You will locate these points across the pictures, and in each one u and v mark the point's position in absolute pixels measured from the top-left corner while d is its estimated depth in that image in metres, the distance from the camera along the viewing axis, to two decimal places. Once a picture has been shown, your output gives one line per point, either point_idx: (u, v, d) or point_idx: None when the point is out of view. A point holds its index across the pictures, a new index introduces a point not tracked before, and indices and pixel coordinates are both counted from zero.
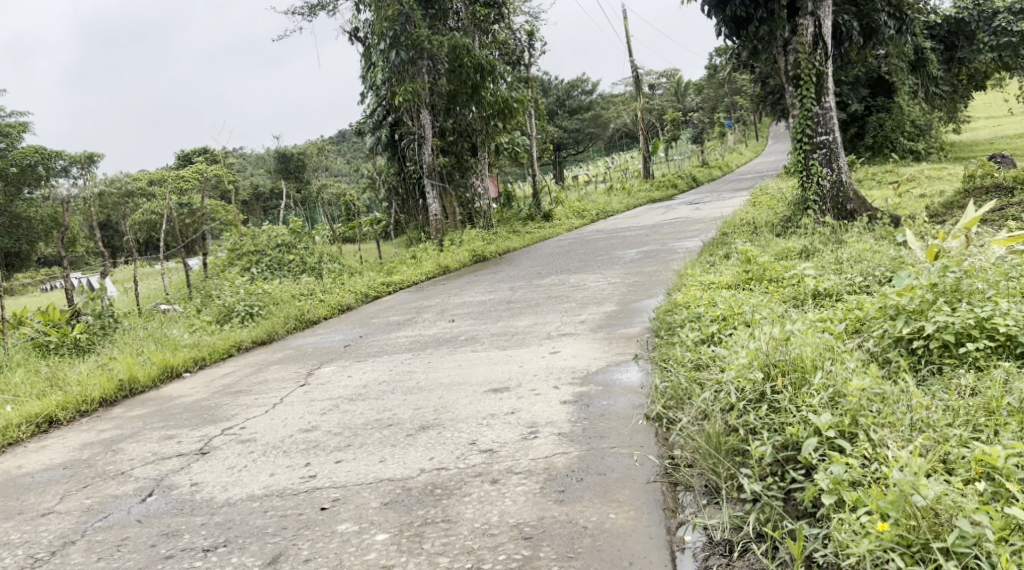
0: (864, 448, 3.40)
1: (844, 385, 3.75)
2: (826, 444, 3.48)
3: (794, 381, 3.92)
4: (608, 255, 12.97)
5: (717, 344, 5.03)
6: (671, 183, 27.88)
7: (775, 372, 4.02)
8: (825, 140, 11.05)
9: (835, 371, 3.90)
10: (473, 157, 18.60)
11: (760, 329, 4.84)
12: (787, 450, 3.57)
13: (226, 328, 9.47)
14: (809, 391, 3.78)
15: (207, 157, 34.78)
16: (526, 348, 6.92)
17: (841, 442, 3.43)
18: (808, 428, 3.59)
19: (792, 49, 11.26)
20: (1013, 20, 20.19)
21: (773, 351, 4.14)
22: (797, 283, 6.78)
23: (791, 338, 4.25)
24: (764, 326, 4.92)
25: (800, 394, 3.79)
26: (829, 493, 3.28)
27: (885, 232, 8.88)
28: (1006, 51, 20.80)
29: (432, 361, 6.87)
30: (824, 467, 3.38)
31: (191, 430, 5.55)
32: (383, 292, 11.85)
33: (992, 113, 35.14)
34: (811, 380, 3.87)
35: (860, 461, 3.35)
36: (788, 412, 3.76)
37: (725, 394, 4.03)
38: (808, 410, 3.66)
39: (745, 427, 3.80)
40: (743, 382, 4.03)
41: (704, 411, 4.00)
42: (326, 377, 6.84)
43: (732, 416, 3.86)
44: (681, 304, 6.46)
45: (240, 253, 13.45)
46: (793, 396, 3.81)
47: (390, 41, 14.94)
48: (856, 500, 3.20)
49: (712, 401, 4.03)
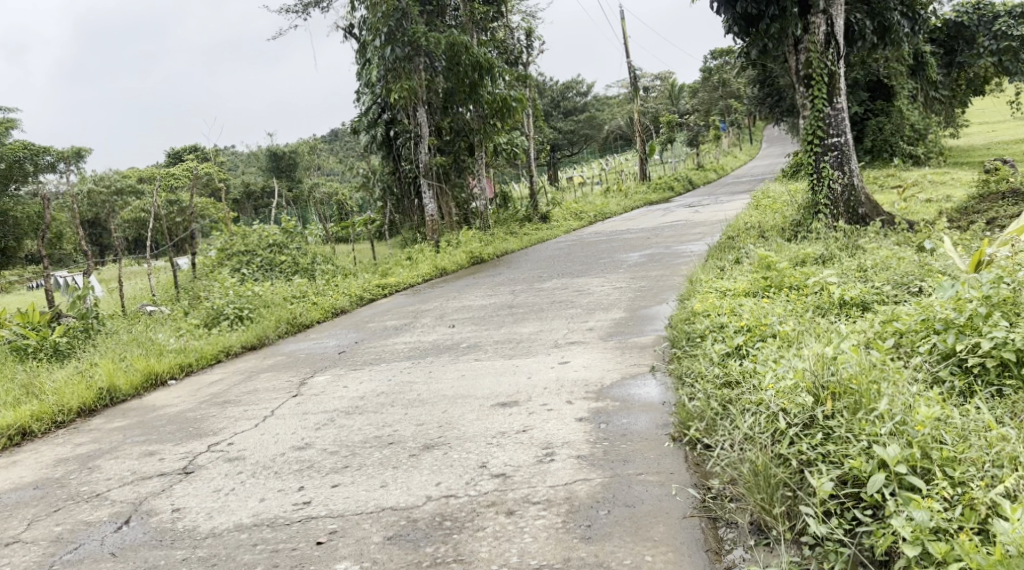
0: (943, 488, 3.15)
1: (908, 410, 3.49)
2: (896, 480, 3.22)
3: (848, 405, 3.64)
4: (610, 258, 12.61)
5: (745, 359, 4.69)
6: (668, 186, 27.52)
7: (825, 395, 3.74)
8: (836, 142, 10.68)
9: (893, 395, 3.62)
10: (471, 156, 18.15)
11: (795, 345, 4.52)
12: (849, 486, 3.32)
13: (215, 332, 9.05)
14: (868, 416, 3.51)
15: (198, 155, 34.26)
16: (533, 357, 6.53)
17: (914, 479, 3.18)
18: (873, 461, 3.32)
19: (803, 48, 10.86)
20: (1015, 24, 19.89)
21: (821, 369, 3.86)
22: (820, 292, 6.43)
23: (839, 356, 3.96)
24: (798, 342, 4.60)
25: (858, 420, 3.52)
26: (911, 543, 3.03)
27: (903, 239, 8.52)
28: (1007, 55, 20.53)
29: (433, 370, 6.47)
30: (902, 511, 3.11)
31: (174, 445, 5.14)
32: (378, 295, 11.45)
33: (987, 119, 34.95)
34: (869, 405, 3.58)
35: (940, 503, 3.10)
36: (846, 440, 3.48)
37: (770, 418, 3.73)
38: (871, 441, 3.39)
39: (797, 457, 3.52)
40: (789, 404, 3.74)
41: (748, 437, 3.71)
42: (320, 387, 6.44)
43: (781, 444, 3.56)
44: (700, 313, 6.09)
45: (230, 253, 13.01)
46: (849, 421, 3.54)
47: (384, 38, 14.49)
48: (945, 552, 2.95)
49: (756, 426, 3.75)
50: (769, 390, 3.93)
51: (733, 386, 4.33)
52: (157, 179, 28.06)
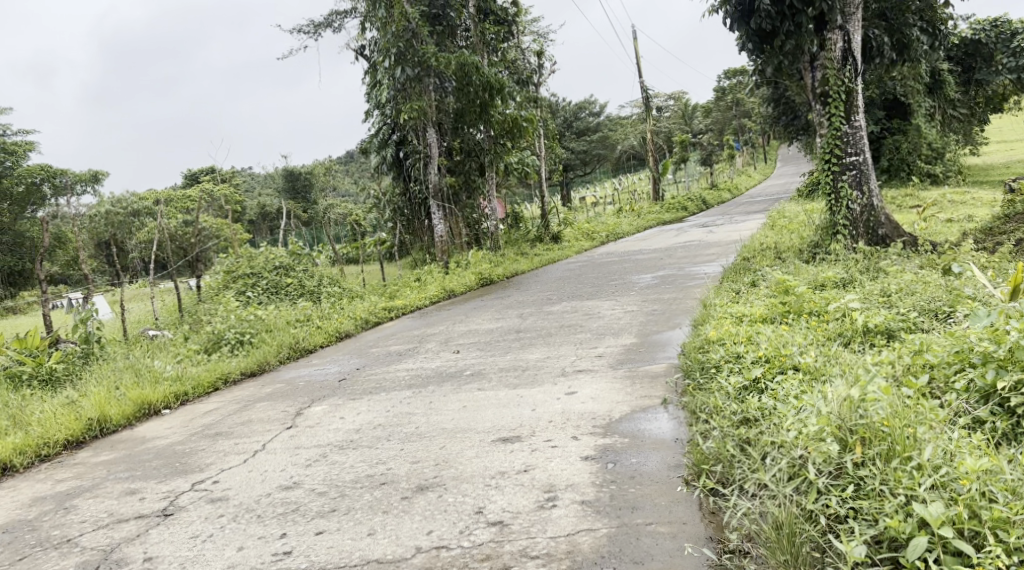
0: (996, 556, 3.00)
1: (951, 463, 3.32)
2: (941, 546, 3.07)
3: (881, 452, 3.45)
4: (621, 280, 12.33)
5: (762, 393, 4.45)
6: (681, 206, 27.20)
7: (854, 439, 3.54)
8: (854, 161, 10.37)
9: (931, 442, 3.44)
10: (481, 177, 17.92)
11: (818, 380, 4.29)
12: (886, 549, 3.16)
13: (214, 357, 8.79)
14: (905, 467, 3.34)
15: (213, 177, 34.31)
16: (539, 387, 6.22)
17: (960, 542, 3.03)
18: (914, 522, 3.16)
19: (820, 65, 10.60)
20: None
21: (848, 411, 3.66)
22: (842, 318, 6.14)
23: (867, 394, 3.76)
24: (821, 376, 4.36)
25: (893, 471, 3.35)
26: None
27: (926, 262, 8.22)
28: None
29: (434, 401, 6.17)
30: None
31: (157, 483, 4.86)
32: (384, 318, 11.20)
33: (1006, 138, 34.39)
34: (904, 455, 3.41)
35: None
36: (881, 494, 3.31)
37: (794, 467, 3.54)
38: (912, 498, 3.22)
39: (825, 512, 3.34)
40: (814, 450, 3.55)
41: (771, 488, 3.52)
42: (316, 418, 6.14)
43: (807, 498, 3.39)
44: (715, 341, 5.78)
45: (236, 276, 12.78)
46: (882, 472, 3.37)
47: (394, 58, 14.37)
48: None
49: (779, 474, 3.56)
50: (791, 430, 3.73)
51: (750, 424, 4.11)
52: (171, 202, 28.04)
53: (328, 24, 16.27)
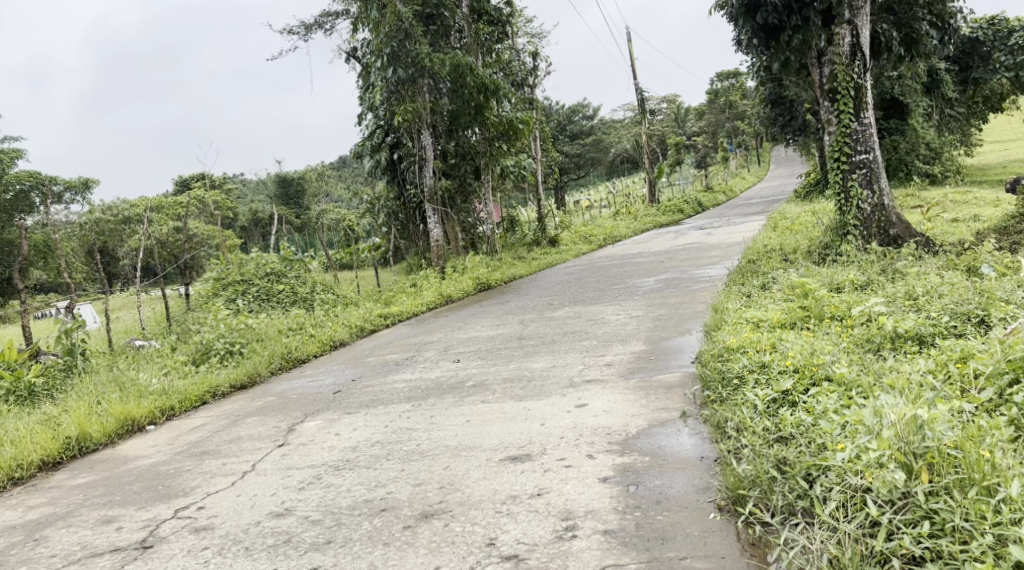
0: None
1: None
2: None
3: (955, 482, 3.27)
4: (624, 283, 11.98)
5: (796, 406, 4.16)
6: (678, 208, 26.85)
7: (920, 465, 3.36)
8: (864, 160, 10.03)
9: (1011, 469, 3.25)
10: (477, 180, 17.56)
11: (859, 394, 4.03)
12: None
13: (203, 369, 8.39)
14: (986, 499, 3.17)
15: (204, 183, 33.84)
16: (547, 399, 5.86)
17: None
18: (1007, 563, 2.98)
19: (828, 60, 10.22)
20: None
21: (909, 433, 3.46)
22: (868, 323, 5.79)
23: (927, 415, 3.56)
24: (861, 389, 4.11)
25: (974, 503, 3.17)
26: None
27: (943, 263, 7.88)
28: None
29: (436, 415, 5.79)
30: None
31: (136, 510, 4.48)
32: (380, 325, 10.82)
33: (1001, 138, 34.10)
34: (983, 484, 3.22)
35: None
36: (962, 530, 3.14)
37: (857, 498, 3.36)
38: (1001, 536, 3.05)
39: (898, 551, 3.17)
40: (875, 479, 3.36)
41: (831, 522, 3.34)
42: (309, 434, 5.78)
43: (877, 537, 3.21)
44: (735, 350, 5.42)
45: (225, 283, 12.37)
46: (960, 505, 3.19)
47: (387, 59, 14.02)
48: None
49: (837, 506, 3.38)
50: (843, 454, 3.51)
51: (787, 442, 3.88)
52: (162, 209, 27.57)
53: (319, 25, 15.90)
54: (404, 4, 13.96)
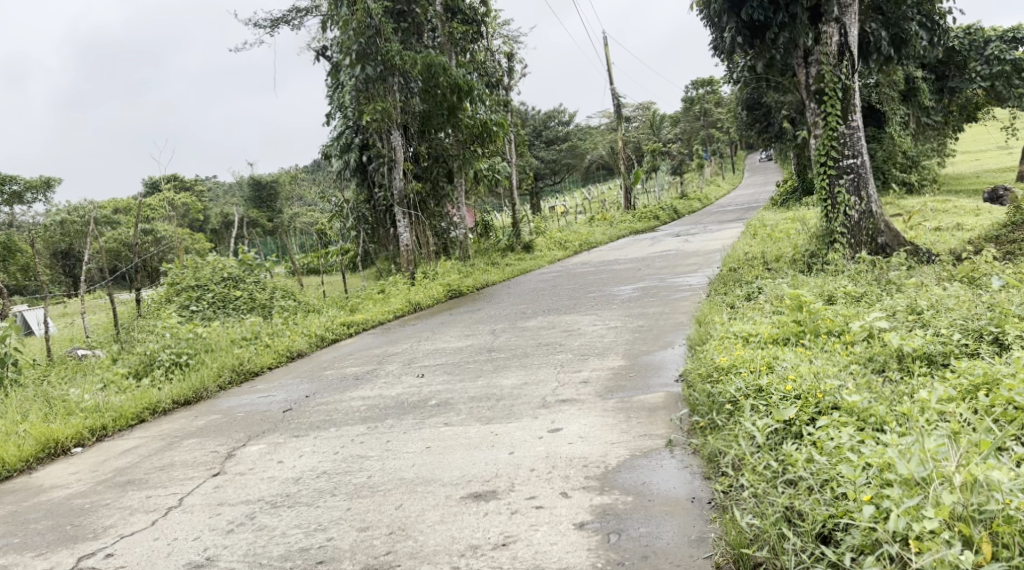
0: None
1: None
2: None
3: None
4: (601, 291, 11.42)
5: (804, 440, 3.64)
6: (654, 215, 26.40)
7: (979, 533, 2.87)
8: (852, 164, 9.57)
9: None
10: (449, 184, 16.93)
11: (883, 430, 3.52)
12: None
13: (144, 383, 7.70)
14: None
15: (174, 184, 32.97)
16: (517, 422, 5.26)
17: None
18: None
19: (814, 60, 9.69)
20: (1008, 48, 18.94)
21: (963, 492, 2.97)
22: (870, 340, 5.26)
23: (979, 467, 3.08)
24: (884, 425, 3.61)
25: None
26: None
27: (938, 273, 7.43)
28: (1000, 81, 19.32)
29: (392, 440, 5.17)
30: None
31: (35, 559, 3.88)
32: (342, 334, 10.17)
33: (975, 149, 33.97)
34: None
35: None
36: None
37: None
38: None
39: None
40: (925, 550, 2.87)
41: None
42: (249, 462, 5.15)
43: None
44: (727, 368, 4.87)
45: (179, 288, 11.63)
46: None
47: (357, 56, 13.32)
48: None
49: None
50: (877, 510, 3.01)
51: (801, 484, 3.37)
52: (128, 211, 26.65)
53: (286, 21, 15.23)
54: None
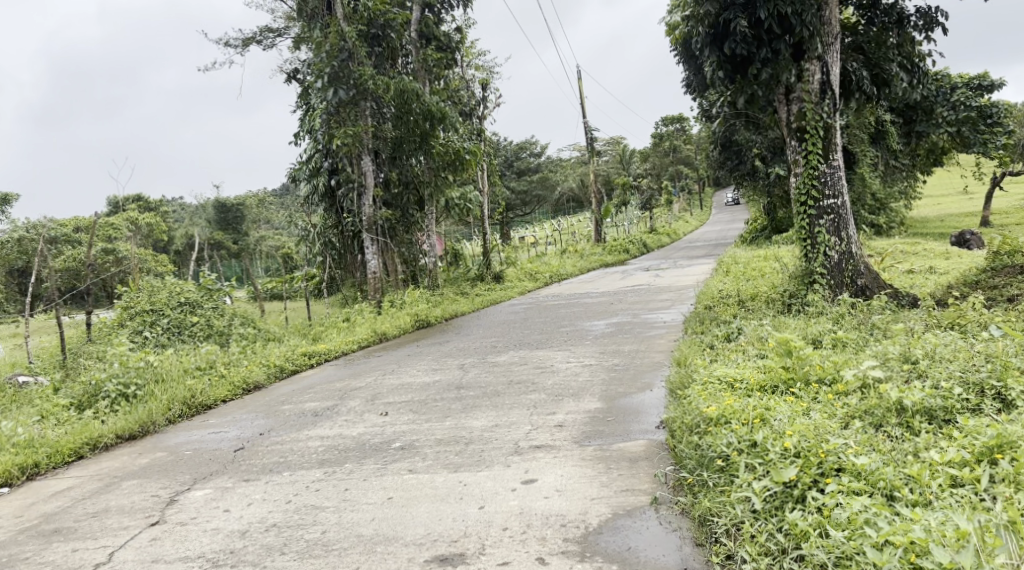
0: None
1: None
2: None
3: None
4: (574, 326, 11.11)
5: (813, 515, 3.50)
6: (624, 249, 26.22)
7: None
8: (832, 205, 9.34)
9: None
10: (419, 211, 16.50)
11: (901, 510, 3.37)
12: None
13: (85, 416, 7.20)
14: None
15: (138, 205, 32.25)
16: (487, 470, 4.86)
17: None
18: None
19: (796, 97, 9.53)
20: (972, 95, 19.27)
21: None
22: (864, 391, 4.96)
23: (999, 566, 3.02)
24: (898, 503, 3.45)
25: None
26: None
27: (924, 318, 7.20)
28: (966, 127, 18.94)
29: (351, 489, 4.76)
30: None
31: None
32: (303, 366, 9.72)
33: (937, 193, 34.37)
34: None
35: None
36: None
37: None
38: None
39: None
40: None
41: None
42: (192, 508, 4.70)
43: None
44: (715, 419, 4.53)
45: (132, 312, 11.03)
46: None
47: (329, 79, 12.98)
48: None
49: None
50: None
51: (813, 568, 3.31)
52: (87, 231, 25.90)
53: (257, 42, 14.87)
54: (348, 22, 13.11)
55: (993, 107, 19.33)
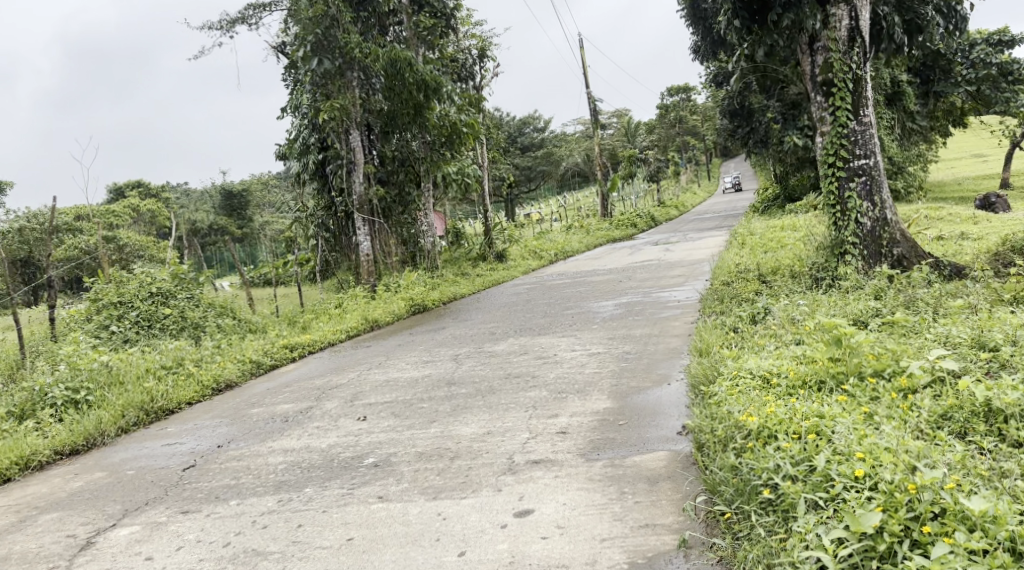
0: None
1: None
2: None
3: None
4: (580, 307, 10.14)
5: None
6: (632, 223, 25.12)
7: None
8: (864, 165, 8.29)
9: None
10: (417, 190, 15.38)
11: None
12: None
13: (23, 428, 6.35)
14: None
15: (136, 192, 31.15)
16: (472, 496, 3.96)
17: None
18: None
19: (821, 47, 8.42)
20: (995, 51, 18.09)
21: None
22: (936, 386, 4.03)
23: None
24: None
25: None
26: None
27: (982, 291, 6.24)
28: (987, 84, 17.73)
29: (306, 525, 3.90)
30: None
31: None
32: (280, 358, 8.81)
33: (954, 156, 32.99)
34: None
35: None
36: None
37: None
38: None
39: None
40: None
41: None
42: (111, 557, 3.86)
43: None
44: (756, 433, 3.68)
45: (100, 305, 10.11)
46: None
47: (312, 49, 11.85)
48: None
49: None
50: None
51: None
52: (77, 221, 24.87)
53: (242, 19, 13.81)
54: None
55: (1014, 63, 18.14)
